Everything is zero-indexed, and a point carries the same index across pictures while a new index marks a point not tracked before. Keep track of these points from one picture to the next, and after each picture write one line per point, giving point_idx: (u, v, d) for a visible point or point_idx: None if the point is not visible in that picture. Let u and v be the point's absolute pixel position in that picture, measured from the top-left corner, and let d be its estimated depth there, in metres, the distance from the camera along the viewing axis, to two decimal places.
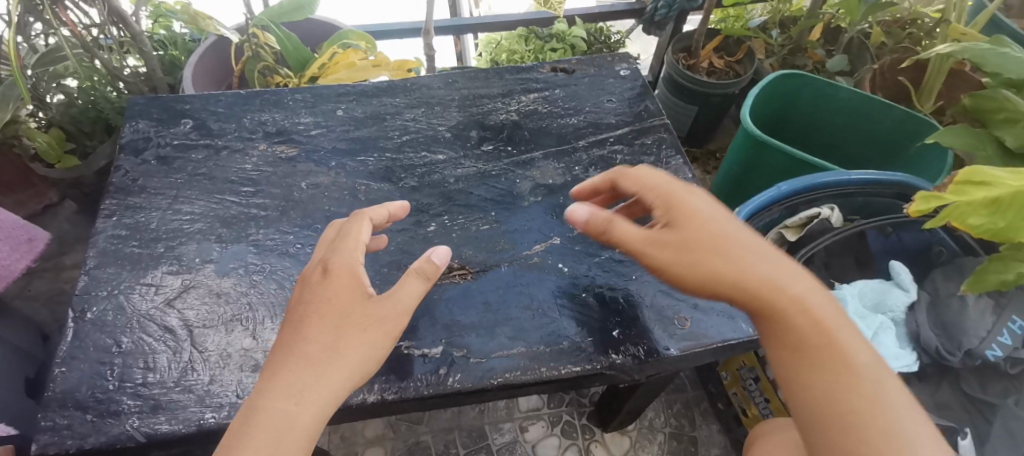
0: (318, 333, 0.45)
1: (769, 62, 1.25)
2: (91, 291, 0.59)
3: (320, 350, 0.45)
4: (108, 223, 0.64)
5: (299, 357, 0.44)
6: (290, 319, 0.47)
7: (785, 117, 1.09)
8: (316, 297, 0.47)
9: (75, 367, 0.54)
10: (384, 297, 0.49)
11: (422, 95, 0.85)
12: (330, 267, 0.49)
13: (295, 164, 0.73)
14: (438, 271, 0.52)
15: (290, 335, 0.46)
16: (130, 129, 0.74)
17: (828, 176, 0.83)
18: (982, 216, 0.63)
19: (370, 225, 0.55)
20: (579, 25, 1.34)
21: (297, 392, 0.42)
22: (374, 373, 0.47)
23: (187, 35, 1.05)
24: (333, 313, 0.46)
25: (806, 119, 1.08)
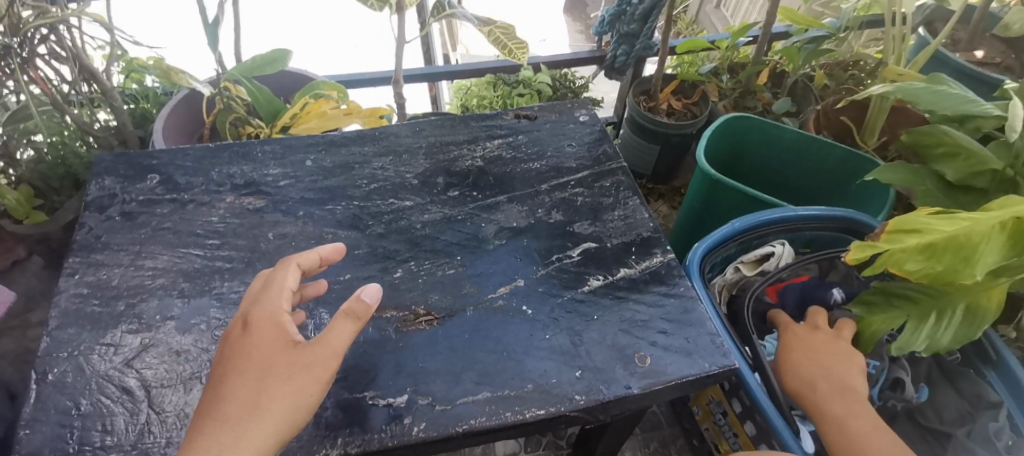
0: (238, 390, 0.49)
1: (722, 104, 1.32)
2: (51, 352, 0.58)
3: (241, 406, 0.48)
4: (70, 282, 0.64)
5: (219, 416, 0.47)
6: (214, 378, 0.50)
7: (740, 158, 1.14)
8: (237, 351, 0.51)
9: (30, 431, 0.53)
10: (308, 344, 0.51)
11: (389, 143, 0.88)
12: (250, 320, 0.53)
13: (262, 214, 0.74)
14: (368, 310, 0.53)
15: (213, 393, 0.49)
16: (96, 186, 0.75)
17: (777, 212, 0.86)
18: (918, 261, 0.66)
19: (298, 272, 0.58)
20: (545, 71, 1.40)
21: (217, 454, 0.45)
22: (304, 422, 0.49)
23: (159, 89, 1.07)
24: (253, 367, 0.50)
25: (759, 159, 1.13)
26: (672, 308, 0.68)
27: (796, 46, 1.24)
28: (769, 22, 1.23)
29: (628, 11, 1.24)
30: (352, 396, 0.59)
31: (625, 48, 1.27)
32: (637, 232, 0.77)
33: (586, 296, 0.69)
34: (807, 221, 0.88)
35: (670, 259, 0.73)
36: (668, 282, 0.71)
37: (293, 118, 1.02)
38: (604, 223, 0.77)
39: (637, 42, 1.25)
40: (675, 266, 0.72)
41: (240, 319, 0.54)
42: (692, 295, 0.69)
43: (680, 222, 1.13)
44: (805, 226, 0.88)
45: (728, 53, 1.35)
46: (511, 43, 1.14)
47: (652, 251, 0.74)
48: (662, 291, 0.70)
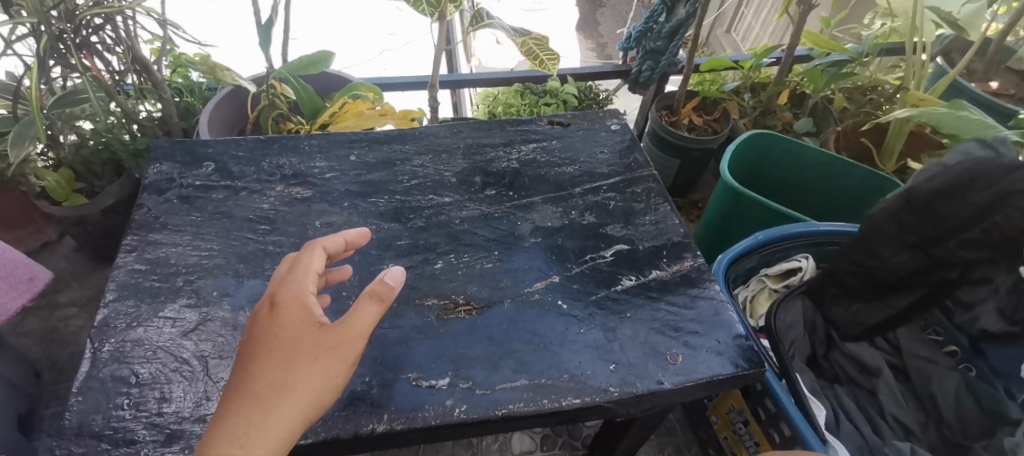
0: (263, 371, 0.45)
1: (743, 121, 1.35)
2: (111, 323, 0.61)
3: (270, 386, 0.45)
4: (129, 258, 0.67)
5: (247, 398, 0.44)
6: (239, 357, 0.47)
7: (762, 173, 1.18)
8: (265, 333, 0.47)
9: (92, 396, 0.56)
10: (335, 325, 0.48)
11: (429, 143, 0.91)
12: (275, 301, 0.49)
13: (309, 204, 0.78)
14: (393, 293, 0.49)
15: (239, 373, 0.46)
16: (153, 170, 0.78)
17: (799, 228, 0.91)
18: None
19: (323, 253, 0.54)
20: (571, 83, 1.44)
21: (242, 436, 0.43)
22: (330, 403, 0.47)
23: (203, 84, 1.11)
24: (278, 348, 0.47)
25: (779, 175, 1.17)
26: (702, 309, 0.70)
27: (820, 68, 1.28)
28: (793, 44, 1.27)
29: (654, 29, 1.28)
30: (396, 376, 0.61)
31: (650, 63, 1.31)
32: (667, 236, 0.80)
33: (620, 293, 0.72)
34: (827, 235, 0.92)
35: (699, 263, 0.76)
36: (699, 285, 0.73)
37: (333, 117, 1.06)
38: (636, 227, 0.80)
39: (662, 59, 1.30)
40: (705, 270, 0.75)
41: (267, 299, 0.50)
42: (721, 299, 0.72)
43: (700, 234, 1.16)
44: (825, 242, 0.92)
45: (750, 73, 1.40)
46: (544, 54, 1.18)
47: (682, 255, 0.77)
48: (693, 293, 0.72)
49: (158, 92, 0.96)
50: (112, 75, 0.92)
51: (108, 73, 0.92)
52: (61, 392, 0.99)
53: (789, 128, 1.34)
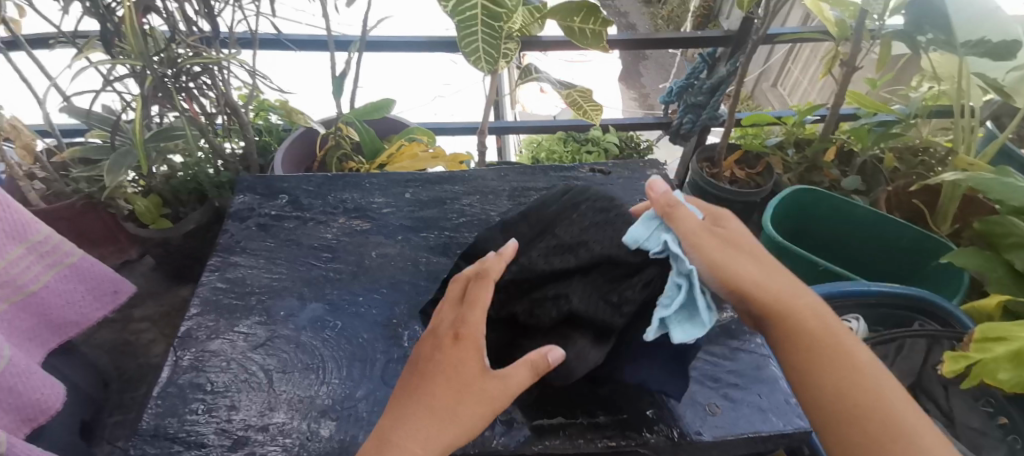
0: (441, 393, 0.50)
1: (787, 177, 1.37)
2: (191, 336, 0.68)
3: (444, 407, 0.49)
4: (212, 278, 0.76)
5: (427, 414, 0.49)
6: (419, 371, 0.52)
7: (807, 228, 1.19)
8: (446, 361, 0.52)
9: (169, 401, 0.62)
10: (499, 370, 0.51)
11: (477, 184, 0.97)
12: (460, 335, 0.53)
13: (367, 236, 0.85)
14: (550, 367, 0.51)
15: (418, 386, 0.51)
16: (238, 200, 0.88)
17: (847, 285, 0.91)
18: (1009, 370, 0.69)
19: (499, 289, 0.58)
20: (613, 133, 1.50)
21: (422, 441, 0.48)
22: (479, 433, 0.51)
23: (280, 125, 1.24)
24: (457, 375, 0.51)
25: (826, 231, 1.18)
26: (742, 360, 0.71)
27: (867, 128, 1.30)
28: (838, 102, 1.31)
29: (696, 84, 1.34)
30: None
31: (691, 117, 1.36)
32: None
33: None
34: (877, 296, 0.92)
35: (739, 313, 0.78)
36: (738, 336, 0.74)
37: (390, 157, 1.15)
38: None
39: (703, 112, 1.34)
40: None
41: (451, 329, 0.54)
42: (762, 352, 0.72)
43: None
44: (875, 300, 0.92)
45: (794, 128, 1.42)
46: (588, 106, 1.25)
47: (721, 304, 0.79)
48: (733, 344, 0.73)
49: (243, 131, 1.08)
50: (205, 114, 1.04)
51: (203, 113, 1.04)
52: (126, 401, 1.08)
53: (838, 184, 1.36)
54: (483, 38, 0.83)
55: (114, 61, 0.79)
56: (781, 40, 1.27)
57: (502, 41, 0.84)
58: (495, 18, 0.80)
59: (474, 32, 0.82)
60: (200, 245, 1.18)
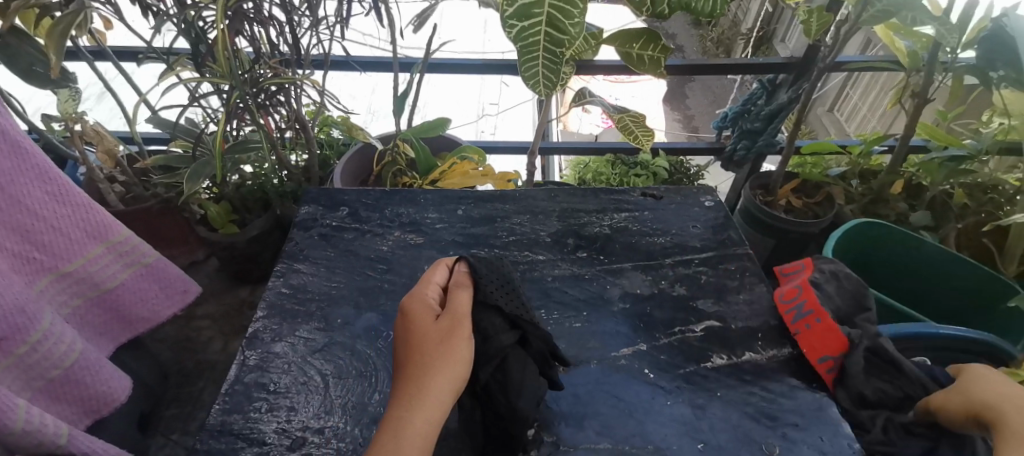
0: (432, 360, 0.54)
1: (849, 208, 1.33)
2: (258, 336, 0.72)
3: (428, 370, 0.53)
4: (277, 283, 0.80)
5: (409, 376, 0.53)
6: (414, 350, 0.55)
7: (872, 262, 1.14)
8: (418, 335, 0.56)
9: (235, 397, 0.65)
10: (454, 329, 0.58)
11: (528, 204, 0.99)
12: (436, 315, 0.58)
13: (420, 249, 0.88)
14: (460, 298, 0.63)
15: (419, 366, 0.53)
16: (303, 210, 0.93)
17: (917, 326, 0.87)
18: None
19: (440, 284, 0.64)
20: (663, 157, 1.50)
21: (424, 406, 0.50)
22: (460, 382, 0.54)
23: (341, 139, 1.30)
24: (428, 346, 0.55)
25: (892, 267, 1.13)
26: (801, 400, 0.69)
27: (937, 162, 1.25)
28: (909, 135, 1.27)
29: (752, 110, 1.32)
30: None
31: (746, 143, 1.35)
32: (766, 320, 0.80)
33: (709, 370, 0.73)
34: (947, 339, 0.87)
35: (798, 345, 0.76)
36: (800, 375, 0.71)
37: (442, 174, 1.19)
38: (729, 305, 0.82)
39: (760, 139, 1.32)
40: (806, 360, 0.74)
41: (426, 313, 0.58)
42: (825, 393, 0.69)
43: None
44: (943, 344, 0.88)
45: (860, 159, 1.37)
46: (639, 133, 1.26)
47: (780, 340, 0.77)
48: (793, 382, 0.71)
49: (309, 145, 1.14)
50: (278, 129, 1.11)
51: (278, 128, 1.11)
52: (183, 395, 1.13)
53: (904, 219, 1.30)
54: (543, 64, 0.86)
55: (202, 78, 0.86)
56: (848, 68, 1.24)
57: (561, 67, 0.86)
58: (556, 43, 0.83)
59: (535, 58, 0.85)
60: (260, 251, 1.24)
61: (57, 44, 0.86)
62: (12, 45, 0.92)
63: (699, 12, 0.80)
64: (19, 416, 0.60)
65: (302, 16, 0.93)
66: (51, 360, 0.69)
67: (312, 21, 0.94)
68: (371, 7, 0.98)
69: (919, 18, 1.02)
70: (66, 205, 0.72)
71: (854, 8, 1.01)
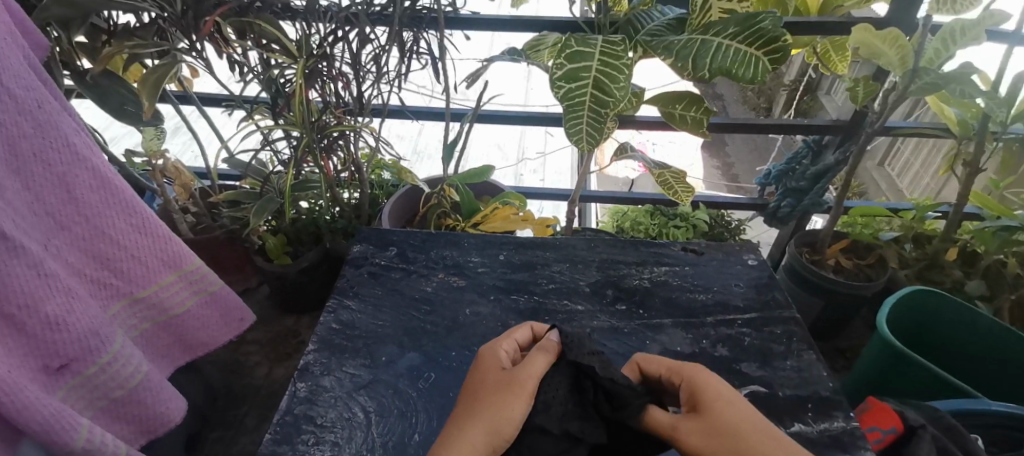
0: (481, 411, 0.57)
1: (904, 273, 1.33)
2: (308, 370, 0.76)
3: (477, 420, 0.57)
4: (328, 318, 0.84)
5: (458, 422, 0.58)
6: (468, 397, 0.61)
7: (924, 331, 1.12)
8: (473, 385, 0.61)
9: (284, 428, 0.68)
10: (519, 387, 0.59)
11: (569, 253, 1.01)
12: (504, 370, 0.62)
13: (463, 292, 0.91)
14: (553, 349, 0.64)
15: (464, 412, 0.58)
16: (355, 249, 0.98)
17: (972, 401, 0.84)
18: None
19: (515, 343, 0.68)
20: (703, 210, 1.51)
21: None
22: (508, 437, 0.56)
23: (390, 180, 1.37)
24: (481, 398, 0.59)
25: (945, 337, 1.10)
26: None
27: (991, 231, 1.25)
28: (961, 202, 1.25)
29: (798, 169, 1.32)
30: None
31: (791, 201, 1.34)
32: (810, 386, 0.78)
33: None
34: (1001, 416, 0.84)
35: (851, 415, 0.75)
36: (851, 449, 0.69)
37: (485, 218, 1.23)
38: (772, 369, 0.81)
39: (805, 198, 1.31)
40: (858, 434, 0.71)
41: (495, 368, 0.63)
42: None
43: (859, 381, 1.12)
44: (1000, 423, 0.84)
45: (913, 223, 1.38)
46: (680, 188, 1.27)
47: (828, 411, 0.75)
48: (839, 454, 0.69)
49: (362, 185, 1.21)
50: (336, 170, 1.18)
51: (337, 168, 1.18)
52: (227, 419, 1.17)
53: (960, 287, 1.29)
54: (587, 122, 0.88)
55: (279, 126, 0.96)
56: (897, 133, 1.25)
57: (604, 126, 0.88)
58: (602, 104, 0.86)
59: (580, 116, 0.87)
60: (308, 282, 1.29)
61: (150, 90, 0.95)
62: (108, 86, 1.02)
63: (739, 78, 0.81)
64: (80, 435, 0.65)
65: (368, 69, 1.01)
66: (116, 382, 0.74)
67: (375, 75, 1.01)
68: (428, 63, 1.04)
69: (968, 92, 1.01)
70: (146, 237, 0.78)
71: (904, 78, 1.02)
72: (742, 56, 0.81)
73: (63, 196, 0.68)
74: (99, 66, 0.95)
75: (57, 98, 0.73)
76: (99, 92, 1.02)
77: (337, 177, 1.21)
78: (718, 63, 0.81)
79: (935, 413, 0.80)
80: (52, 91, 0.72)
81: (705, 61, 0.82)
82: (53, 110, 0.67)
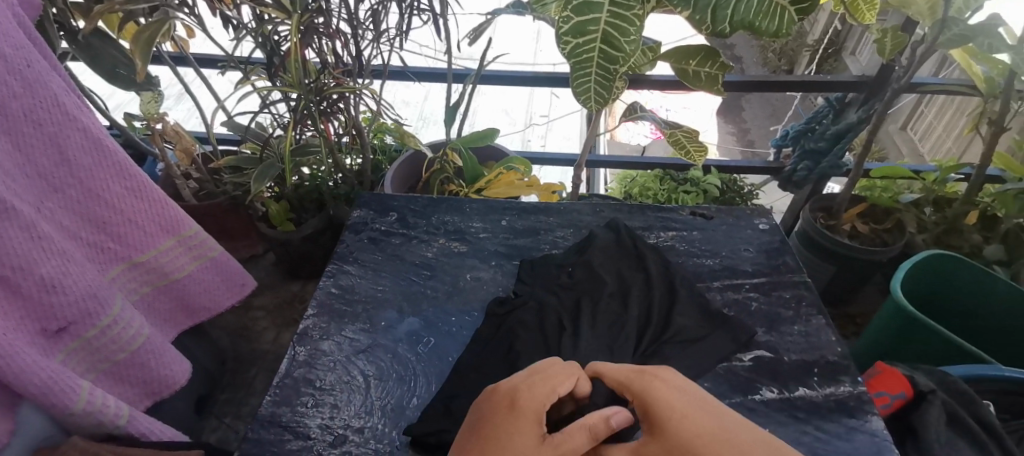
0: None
1: (922, 237, 1.28)
2: (307, 334, 0.76)
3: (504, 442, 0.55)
4: (328, 282, 0.84)
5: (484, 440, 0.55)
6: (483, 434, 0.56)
7: (942, 299, 1.09)
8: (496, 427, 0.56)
9: (282, 391, 0.69)
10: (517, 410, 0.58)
11: (572, 218, 0.99)
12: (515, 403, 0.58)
13: (464, 257, 0.90)
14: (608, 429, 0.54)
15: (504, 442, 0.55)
16: (355, 214, 0.97)
17: (989, 367, 0.80)
18: None
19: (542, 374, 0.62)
20: (715, 174, 1.46)
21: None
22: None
23: (394, 146, 1.35)
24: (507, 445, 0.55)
25: (961, 303, 1.07)
26: (858, 442, 0.65)
27: (1014, 194, 1.20)
28: (984, 164, 1.20)
29: (817, 129, 1.28)
30: None
31: (808, 164, 1.31)
32: (821, 354, 0.76)
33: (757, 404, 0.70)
34: (1016, 384, 0.80)
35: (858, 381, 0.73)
36: (856, 416, 0.68)
37: (488, 183, 1.20)
38: (780, 334, 0.79)
39: (823, 160, 1.28)
40: (866, 399, 0.70)
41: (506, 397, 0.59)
42: (886, 438, 0.65)
43: (867, 347, 1.10)
44: (1018, 391, 0.80)
45: (934, 186, 1.33)
46: (691, 146, 1.23)
47: (838, 378, 0.73)
48: (850, 423, 0.67)
49: (364, 151, 1.19)
50: (337, 134, 1.16)
51: (336, 134, 1.16)
52: (237, 381, 1.19)
53: (978, 252, 1.25)
54: (596, 79, 0.85)
55: (273, 87, 0.94)
56: (923, 90, 1.20)
57: (614, 83, 0.85)
58: (611, 60, 0.82)
59: (587, 73, 0.84)
60: (313, 249, 1.29)
61: (142, 50, 0.92)
62: (96, 46, 1.01)
63: (764, 32, 0.76)
64: (82, 397, 0.62)
65: (366, 29, 0.98)
66: (117, 345, 0.73)
67: (374, 33, 0.99)
68: (430, 21, 1.00)
69: (996, 45, 0.97)
70: (144, 201, 0.77)
71: (931, 28, 0.97)
72: (767, 6, 0.75)
73: (56, 159, 0.66)
74: (89, 24, 0.93)
75: (46, 56, 0.70)
76: (92, 53, 1.00)
77: (340, 144, 1.20)
78: (742, 14, 0.76)
79: (946, 377, 0.76)
80: (40, 49, 0.69)
81: (726, 13, 0.77)
82: (42, 70, 0.65)
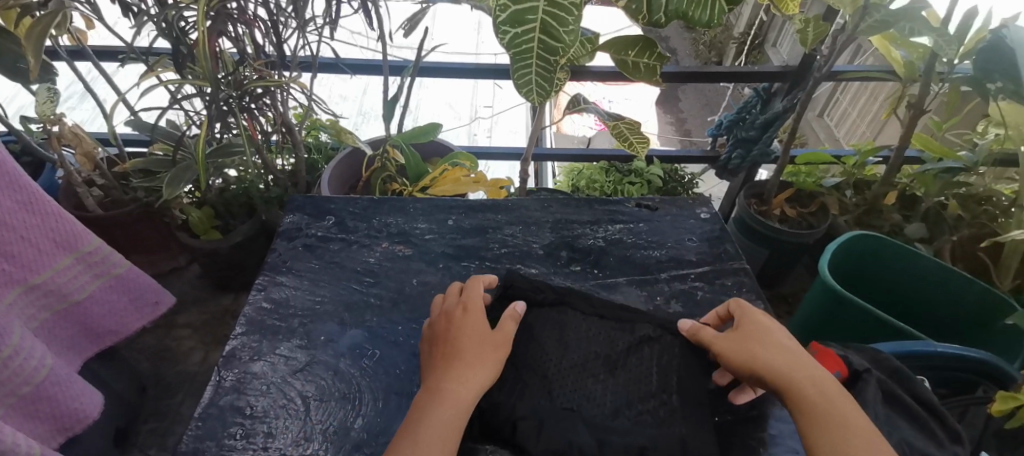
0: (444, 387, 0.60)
1: (845, 218, 1.34)
2: (235, 355, 0.70)
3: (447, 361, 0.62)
4: (258, 296, 0.78)
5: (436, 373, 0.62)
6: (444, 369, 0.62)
7: (870, 277, 1.14)
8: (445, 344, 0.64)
9: (207, 422, 0.63)
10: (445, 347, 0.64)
11: (520, 214, 0.96)
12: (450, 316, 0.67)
13: (409, 261, 0.86)
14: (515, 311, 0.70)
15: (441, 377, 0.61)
16: (286, 220, 0.91)
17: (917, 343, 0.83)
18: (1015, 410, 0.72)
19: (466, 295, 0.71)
20: (658, 165, 1.48)
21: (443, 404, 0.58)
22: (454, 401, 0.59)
23: (330, 144, 1.29)
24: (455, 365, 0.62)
25: (887, 279, 1.12)
26: None
27: (932, 174, 1.28)
28: (903, 146, 1.26)
29: (748, 118, 1.31)
30: None
31: (741, 152, 1.34)
32: None
33: None
34: (943, 357, 0.83)
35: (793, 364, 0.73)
36: None
37: (433, 180, 1.15)
38: None
39: (754, 149, 1.31)
40: None
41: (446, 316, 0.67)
42: None
43: (799, 326, 1.14)
44: (945, 364, 0.84)
45: (853, 169, 1.39)
46: (634, 139, 1.23)
47: None
48: None
49: (296, 149, 1.12)
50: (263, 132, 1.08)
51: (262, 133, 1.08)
52: (161, 408, 1.09)
53: (898, 230, 1.31)
54: (537, 72, 0.82)
55: (184, 81, 0.85)
56: (844, 78, 1.24)
57: (556, 75, 0.83)
58: (551, 50, 0.80)
59: (528, 65, 0.82)
60: (244, 257, 1.20)
61: (35, 44, 0.81)
62: None
63: (697, 22, 0.76)
64: None
65: (288, 17, 0.91)
66: (21, 377, 0.64)
67: (298, 22, 0.92)
68: (360, 9, 0.94)
69: (917, 30, 1.02)
70: (38, 216, 0.67)
71: (854, 17, 1.00)
72: None
73: None
74: None
75: None
76: None
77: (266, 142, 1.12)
78: (677, 4, 0.75)
79: (878, 354, 0.74)
80: None
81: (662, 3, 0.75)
82: None
